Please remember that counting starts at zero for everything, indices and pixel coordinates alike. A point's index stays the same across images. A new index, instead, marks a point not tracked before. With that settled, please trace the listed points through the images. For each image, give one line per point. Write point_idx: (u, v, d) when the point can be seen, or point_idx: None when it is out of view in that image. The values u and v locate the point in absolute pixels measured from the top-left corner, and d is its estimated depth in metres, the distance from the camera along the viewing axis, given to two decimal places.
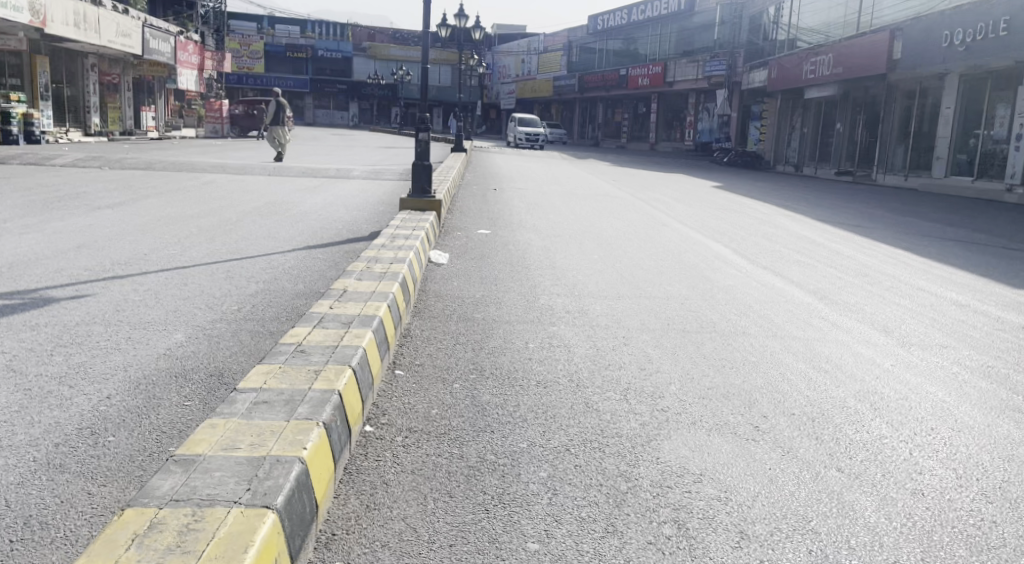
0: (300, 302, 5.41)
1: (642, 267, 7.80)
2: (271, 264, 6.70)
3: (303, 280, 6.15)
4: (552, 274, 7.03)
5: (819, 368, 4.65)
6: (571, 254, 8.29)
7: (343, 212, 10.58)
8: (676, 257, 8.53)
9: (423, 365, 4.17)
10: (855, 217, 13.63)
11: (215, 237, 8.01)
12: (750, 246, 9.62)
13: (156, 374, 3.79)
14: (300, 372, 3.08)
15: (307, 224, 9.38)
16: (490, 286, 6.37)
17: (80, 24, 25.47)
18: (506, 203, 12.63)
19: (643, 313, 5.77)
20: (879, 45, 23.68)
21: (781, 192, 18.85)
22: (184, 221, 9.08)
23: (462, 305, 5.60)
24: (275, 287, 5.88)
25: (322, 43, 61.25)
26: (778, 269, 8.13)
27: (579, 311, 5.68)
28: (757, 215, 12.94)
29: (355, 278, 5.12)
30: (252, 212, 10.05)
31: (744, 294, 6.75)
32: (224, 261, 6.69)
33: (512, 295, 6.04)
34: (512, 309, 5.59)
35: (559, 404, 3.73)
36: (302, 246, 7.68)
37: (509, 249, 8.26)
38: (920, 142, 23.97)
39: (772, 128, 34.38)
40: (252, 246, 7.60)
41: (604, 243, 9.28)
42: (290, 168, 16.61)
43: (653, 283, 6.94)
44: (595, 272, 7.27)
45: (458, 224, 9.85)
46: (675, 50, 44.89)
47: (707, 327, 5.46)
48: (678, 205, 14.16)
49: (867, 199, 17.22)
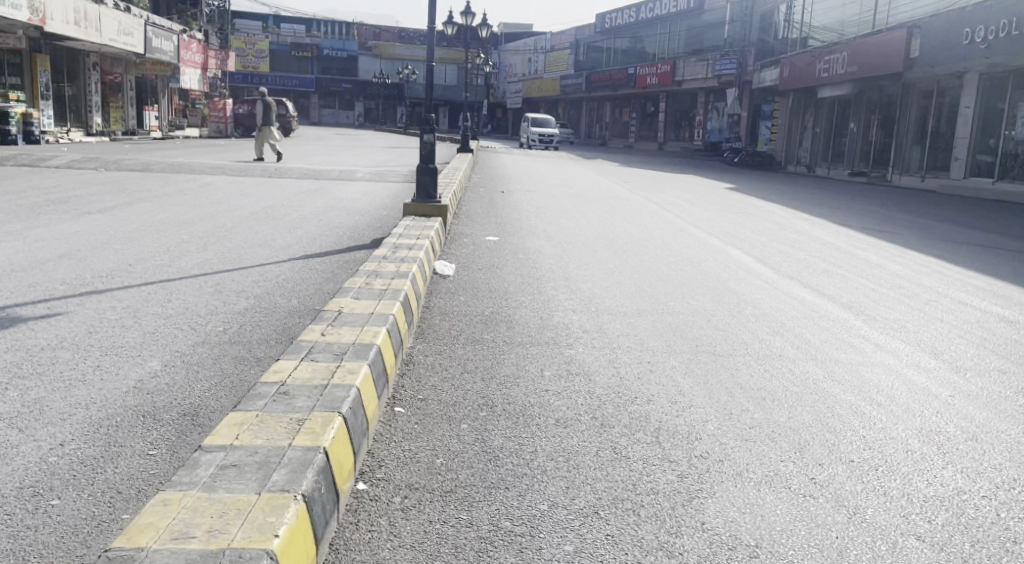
0: (293, 322, 4.92)
1: (661, 277, 7.32)
2: (265, 276, 6.23)
3: (297, 295, 5.67)
4: (566, 286, 6.56)
5: (871, 399, 4.14)
6: (584, 263, 7.81)
7: (344, 217, 10.11)
8: (696, 267, 8.04)
9: (426, 400, 3.68)
10: (877, 220, 13.10)
11: (207, 244, 7.54)
12: (773, 254, 9.12)
13: (122, 413, 3.31)
14: (280, 424, 2.59)
15: (306, 230, 8.91)
16: (500, 301, 5.89)
17: (81, 23, 25.12)
18: (514, 206, 12.16)
19: (666, 333, 5.28)
20: (895, 43, 23.15)
21: (796, 193, 18.33)
22: (176, 226, 8.64)
23: (469, 324, 5.11)
24: (267, 304, 5.40)
25: (327, 42, 60.91)
26: (806, 280, 7.63)
27: (597, 330, 5.20)
28: (776, 219, 12.43)
29: (353, 296, 4.63)
30: (249, 217, 9.61)
31: (774, 309, 6.25)
32: (214, 273, 6.22)
33: (523, 312, 5.57)
34: (524, 329, 5.11)
35: (582, 449, 3.24)
36: (299, 256, 7.21)
37: (518, 258, 7.79)
38: (938, 142, 23.40)
39: (783, 128, 33.80)
40: (245, 254, 7.12)
41: (620, 251, 8.78)
42: (292, 169, 16.16)
43: (675, 297, 6.46)
44: (611, 284, 6.78)
45: (465, 231, 9.37)
46: (683, 48, 44.35)
47: (739, 350, 4.96)
48: (692, 208, 13.67)
49: (886, 202, 16.67)
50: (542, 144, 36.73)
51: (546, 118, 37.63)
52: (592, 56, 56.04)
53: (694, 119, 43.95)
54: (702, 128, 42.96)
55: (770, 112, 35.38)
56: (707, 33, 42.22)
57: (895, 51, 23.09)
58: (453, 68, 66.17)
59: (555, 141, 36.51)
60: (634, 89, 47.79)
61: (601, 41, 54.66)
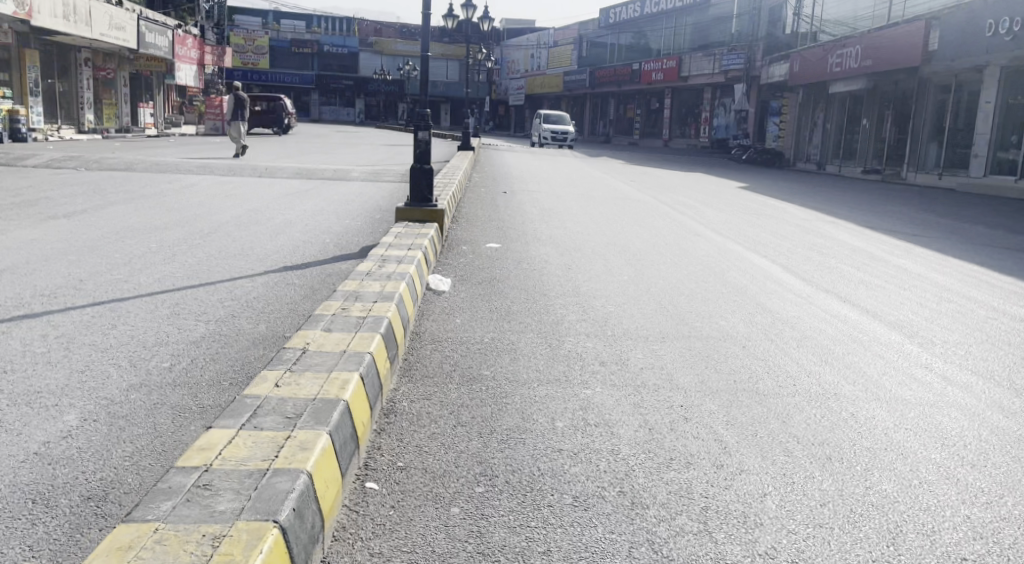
0: (256, 356, 4.12)
1: (682, 292, 6.56)
2: (233, 294, 5.46)
3: (267, 319, 4.88)
4: (577, 305, 5.80)
5: (964, 457, 3.34)
6: (596, 275, 7.05)
7: (333, 221, 9.33)
8: (719, 278, 7.27)
9: (408, 471, 2.89)
10: (905, 223, 12.29)
11: (176, 255, 6.80)
12: (801, 263, 8.35)
13: (5, 497, 2.51)
14: (185, 550, 1.79)
15: (289, 237, 8.15)
16: (502, 323, 5.12)
17: (69, 17, 24.30)
18: (517, 208, 11.40)
19: (696, 363, 4.51)
20: (912, 35, 22.51)
21: (811, 193, 17.53)
22: (145, 233, 7.88)
23: (465, 357, 4.31)
24: (231, 331, 4.61)
25: (327, 38, 60.05)
26: (844, 294, 6.85)
27: (617, 362, 4.41)
28: (798, 221, 11.65)
29: (324, 325, 3.83)
30: (229, 222, 8.85)
31: (815, 331, 5.48)
32: (174, 292, 5.45)
33: (528, 338, 4.78)
34: (530, 361, 4.32)
35: (610, 548, 2.44)
36: (276, 269, 6.43)
37: (523, 269, 7.04)
38: (956, 138, 22.59)
39: (792, 124, 32.94)
40: (217, 267, 6.38)
41: (634, 259, 8.02)
42: (284, 169, 15.39)
43: (702, 316, 5.70)
44: (629, 301, 6.05)
45: (464, 237, 8.60)
46: (690, 43, 43.47)
47: (787, 387, 4.18)
48: (705, 209, 12.91)
49: (908, 202, 15.86)
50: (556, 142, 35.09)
51: (560, 116, 36.23)
52: (595, 52, 55.15)
53: (700, 115, 43.11)
54: (709, 124, 42.12)
55: (779, 109, 34.49)
56: (713, 28, 41.34)
57: (912, 43, 22.37)
58: (455, 64, 65.31)
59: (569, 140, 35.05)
60: (639, 85, 46.94)
61: (605, 36, 53.76)
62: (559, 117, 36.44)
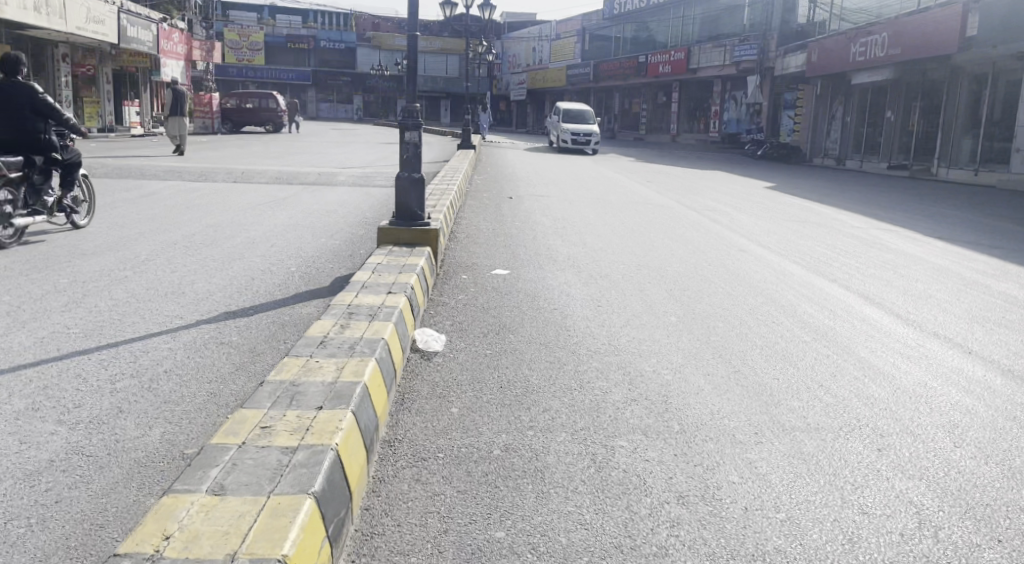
0: (112, 515, 2.46)
1: (754, 343, 4.97)
2: (135, 368, 3.85)
3: (165, 418, 3.24)
4: (618, 371, 4.20)
5: None
6: (634, 315, 5.45)
7: (305, 240, 7.72)
8: (793, 317, 5.67)
9: None
10: (974, 231, 10.61)
11: (87, 298, 5.19)
12: (885, 291, 6.71)
13: None
14: None
15: (245, 264, 6.56)
16: (513, 416, 3.46)
17: (42, 10, 22.62)
18: (526, 218, 9.78)
19: (824, 493, 2.89)
20: (947, 21, 20.79)
21: (846, 194, 15.84)
22: (60, 263, 6.23)
23: (462, 502, 2.64)
24: (102, 445, 2.97)
25: (324, 33, 58.33)
26: (964, 341, 5.23)
27: (706, 501, 2.77)
28: (852, 230, 10.07)
29: (217, 476, 2.19)
30: (175, 244, 7.22)
31: (960, 412, 3.87)
32: (46, 367, 3.82)
33: (560, 449, 3.14)
34: (571, 505, 2.67)
35: None
36: (213, 317, 4.83)
37: (543, 310, 5.45)
38: (995, 131, 20.96)
39: (809, 118, 31.19)
40: (133, 318, 4.78)
41: (678, 288, 6.43)
42: (263, 173, 13.75)
43: (794, 390, 4.09)
44: (690, 361, 4.46)
45: (464, 260, 6.99)
46: (699, 33, 41.65)
47: (993, 550, 2.54)
48: (738, 214, 11.31)
49: (957, 204, 14.19)
50: (577, 146, 28.02)
51: (581, 110, 29.07)
52: (598, 44, 53.28)
53: (709, 110, 41.36)
54: (719, 118, 40.34)
55: (793, 101, 32.69)
56: (725, 17, 39.46)
57: (947, 29, 20.71)
58: (454, 59, 63.49)
59: (595, 141, 27.83)
60: (646, 79, 45.16)
61: (607, 28, 51.88)
62: (579, 113, 29.27)
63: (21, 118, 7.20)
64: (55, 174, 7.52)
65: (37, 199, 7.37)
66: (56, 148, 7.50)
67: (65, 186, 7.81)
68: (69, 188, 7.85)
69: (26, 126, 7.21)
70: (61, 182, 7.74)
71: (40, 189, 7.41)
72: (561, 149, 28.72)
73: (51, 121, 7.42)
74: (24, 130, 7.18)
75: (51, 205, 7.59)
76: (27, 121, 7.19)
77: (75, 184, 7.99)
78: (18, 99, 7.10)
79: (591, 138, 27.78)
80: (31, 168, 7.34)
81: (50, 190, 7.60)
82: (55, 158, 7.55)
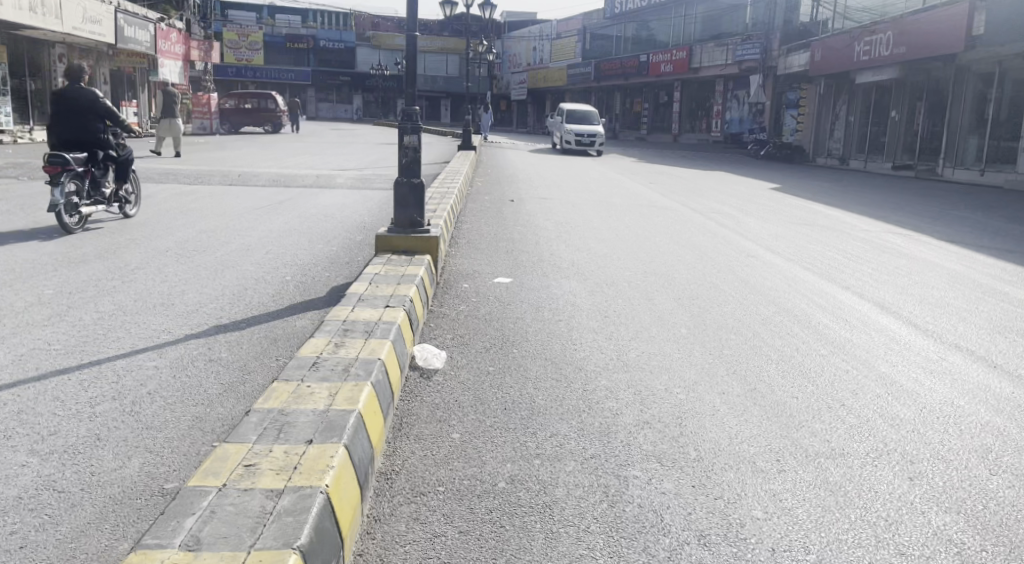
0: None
1: (769, 356, 4.76)
2: (117, 390, 3.63)
3: (147, 448, 3.02)
4: (629, 390, 3.99)
5: None
6: (643, 327, 5.23)
7: (301, 247, 7.50)
8: (807, 328, 5.45)
9: None
10: (986, 234, 10.39)
11: (73, 310, 4.97)
12: (900, 299, 6.48)
13: None
14: None
15: (239, 273, 6.34)
16: (517, 443, 3.24)
17: (38, 10, 22.40)
18: (528, 223, 9.56)
19: (855, 531, 2.67)
20: (953, 19, 20.55)
21: (853, 195, 15.60)
22: (46, 272, 6.01)
23: (466, 546, 2.42)
24: (75, 479, 2.74)
25: (324, 33, 58.09)
26: (988, 354, 5.01)
27: (728, 541, 2.56)
28: (861, 234, 9.85)
29: (193, 526, 1.97)
30: (166, 251, 7.00)
31: (993, 434, 3.64)
32: (22, 389, 3.60)
33: (569, 481, 2.92)
34: (583, 549, 2.46)
35: None
36: (202, 332, 4.62)
37: (547, 321, 5.23)
38: (1001, 131, 20.72)
39: (812, 117, 30.96)
40: (119, 332, 4.56)
41: (687, 297, 6.21)
42: (260, 175, 13.52)
43: (815, 410, 3.86)
44: (703, 379, 4.23)
45: (465, 268, 6.77)
46: (701, 32, 41.39)
47: None
48: (745, 217, 11.08)
49: (965, 205, 13.95)
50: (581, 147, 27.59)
51: (586, 111, 28.58)
52: (598, 43, 53.04)
53: (711, 109, 41.13)
54: (720, 117, 40.10)
55: (796, 100, 32.45)
56: (727, 16, 39.20)
57: (953, 28, 20.48)
58: (454, 58, 63.23)
59: (599, 142, 27.43)
60: (647, 78, 44.90)
61: (608, 27, 51.65)
62: (583, 113, 28.78)
63: (84, 120, 8.04)
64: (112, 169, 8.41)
65: (97, 191, 8.26)
66: (113, 145, 8.37)
67: (118, 179, 8.70)
68: (122, 181, 8.74)
69: (89, 127, 8.07)
70: (115, 175, 8.62)
71: (99, 182, 8.29)
72: (564, 149, 28.28)
73: (108, 122, 8.26)
74: (88, 131, 8.05)
75: (107, 197, 8.48)
76: (90, 123, 8.03)
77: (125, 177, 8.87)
78: (83, 103, 7.95)
79: (595, 139, 27.38)
80: (92, 163, 8.21)
81: (106, 183, 8.49)
82: (112, 155, 8.43)
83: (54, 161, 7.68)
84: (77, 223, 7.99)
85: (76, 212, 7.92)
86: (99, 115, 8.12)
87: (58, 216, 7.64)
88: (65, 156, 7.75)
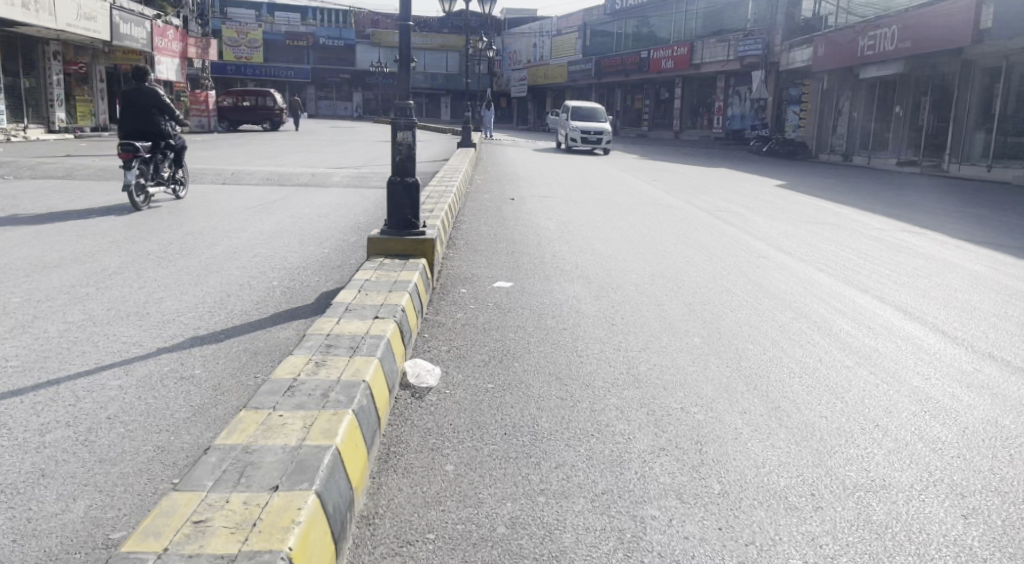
0: None
1: (789, 368, 4.38)
2: (70, 417, 3.25)
3: (96, 490, 2.64)
4: (641, 410, 3.61)
5: None
6: (653, 336, 4.87)
7: (290, 248, 7.13)
8: (828, 336, 5.08)
9: None
10: (1002, 232, 10.00)
11: (38, 322, 4.60)
12: (923, 303, 6.10)
13: None
14: None
15: (222, 278, 5.98)
16: (518, 479, 2.86)
17: (30, 6, 22.00)
18: (529, 223, 9.20)
19: None
20: (960, 13, 20.12)
21: (860, 193, 15.22)
22: (16, 278, 5.65)
23: None
24: (7, 528, 2.38)
25: (323, 30, 57.65)
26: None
27: None
28: (874, 232, 9.47)
29: None
30: (147, 254, 6.63)
31: None
32: None
33: (578, 524, 2.56)
34: None
35: None
36: (175, 347, 4.24)
37: (548, 329, 4.86)
38: (1009, 126, 20.32)
39: (815, 113, 30.57)
40: (85, 347, 4.20)
41: (698, 302, 5.84)
42: (253, 174, 13.14)
43: (845, 434, 3.48)
44: (722, 396, 3.86)
45: (462, 272, 6.41)
46: (702, 28, 40.94)
47: None
48: (753, 216, 10.70)
49: (974, 203, 13.59)
50: (588, 145, 26.90)
51: (592, 109, 27.91)
52: (599, 40, 52.60)
53: (713, 106, 40.76)
54: (722, 114, 39.71)
55: (799, 95, 32.04)
56: (729, 11, 38.76)
57: (960, 21, 20.06)
58: (453, 55, 62.80)
59: (606, 139, 26.70)
60: (648, 74, 44.50)
61: (609, 23, 51.18)
62: (591, 110, 28.01)
63: (149, 114, 9.40)
64: (171, 157, 9.77)
65: (158, 174, 9.61)
66: (171, 135, 9.73)
67: (174, 164, 10.07)
68: (177, 165, 10.09)
69: (153, 120, 9.42)
70: (172, 160, 9.99)
71: (161, 167, 9.64)
72: (570, 147, 27.41)
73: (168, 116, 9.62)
74: (152, 123, 9.40)
75: (165, 179, 9.83)
76: (154, 117, 9.39)
77: (179, 162, 10.24)
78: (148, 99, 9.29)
79: (602, 137, 26.66)
80: (155, 151, 9.56)
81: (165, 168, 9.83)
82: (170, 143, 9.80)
83: (126, 148, 9.03)
84: (144, 200, 9.37)
85: (144, 191, 9.29)
86: (161, 110, 9.47)
87: (130, 194, 9.02)
88: (134, 145, 9.12)
